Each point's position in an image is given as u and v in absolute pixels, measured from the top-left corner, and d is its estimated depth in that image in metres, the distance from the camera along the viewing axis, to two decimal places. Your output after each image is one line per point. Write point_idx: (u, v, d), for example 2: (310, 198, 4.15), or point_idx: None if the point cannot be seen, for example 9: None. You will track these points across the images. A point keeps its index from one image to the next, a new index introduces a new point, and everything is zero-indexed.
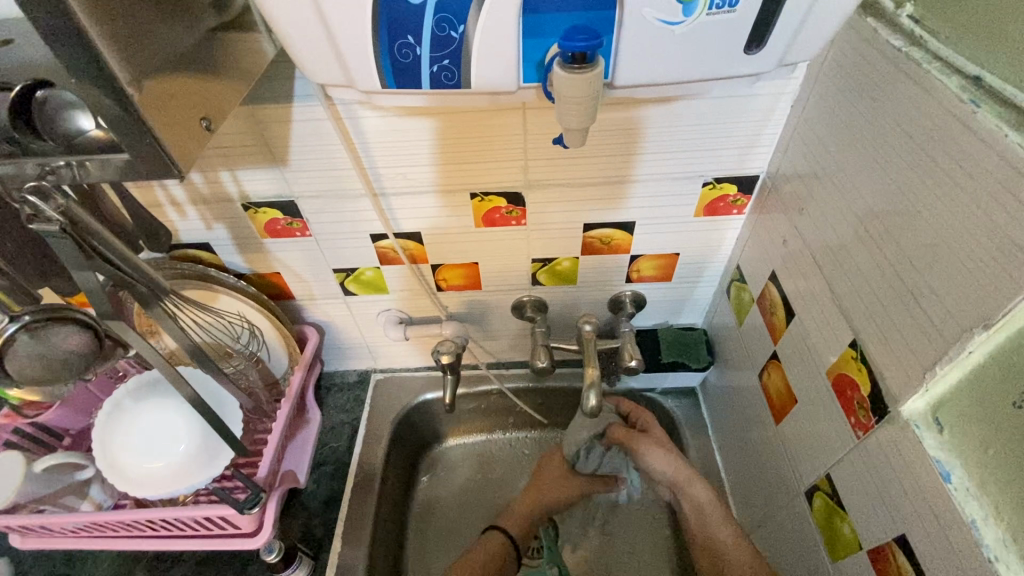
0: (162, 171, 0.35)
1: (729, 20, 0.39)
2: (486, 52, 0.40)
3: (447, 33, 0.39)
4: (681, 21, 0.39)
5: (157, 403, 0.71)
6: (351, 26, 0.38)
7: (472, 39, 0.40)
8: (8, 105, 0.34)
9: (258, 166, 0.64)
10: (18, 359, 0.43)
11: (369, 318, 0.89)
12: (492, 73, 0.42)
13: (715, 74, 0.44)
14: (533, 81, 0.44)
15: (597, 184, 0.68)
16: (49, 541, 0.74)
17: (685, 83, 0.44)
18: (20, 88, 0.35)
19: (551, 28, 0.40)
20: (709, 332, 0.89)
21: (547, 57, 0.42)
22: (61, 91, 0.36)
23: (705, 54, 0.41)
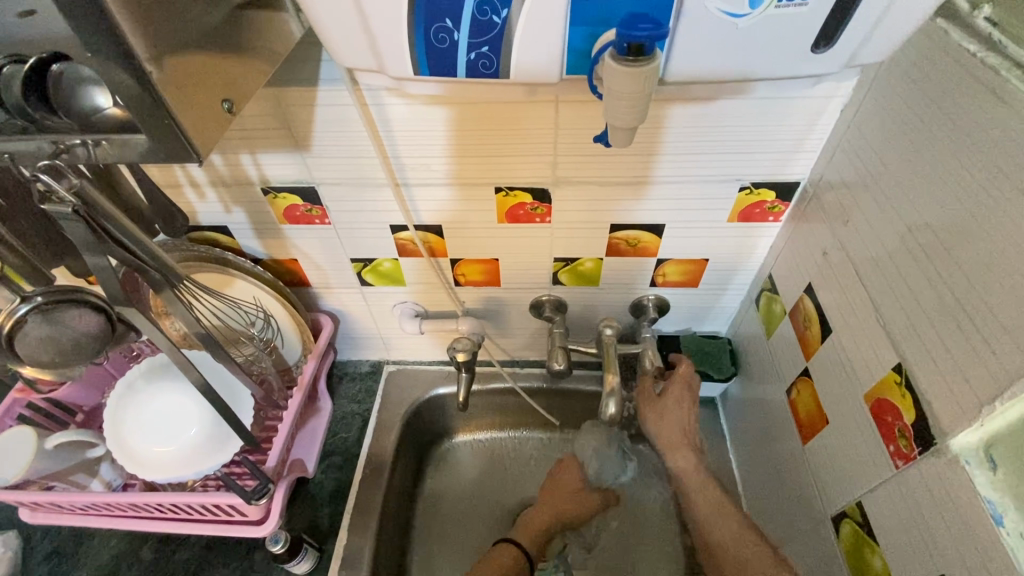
0: (181, 155, 0.33)
1: (798, 13, 0.36)
2: (532, 33, 0.37)
3: (489, 18, 0.37)
4: (745, 14, 0.36)
5: (170, 386, 0.70)
6: (386, 7, 0.36)
7: (515, 25, 0.37)
8: (22, 78, 0.32)
9: (280, 150, 0.63)
10: (27, 340, 0.42)
11: (384, 309, 0.87)
12: (534, 64, 0.39)
13: (772, 71, 0.40)
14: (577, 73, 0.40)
15: (628, 184, 0.65)
16: (58, 517, 0.75)
17: (741, 78, 0.41)
18: (34, 60, 0.33)
19: (601, 16, 0.37)
20: (733, 342, 0.86)
21: (594, 49, 0.39)
22: (78, 65, 0.34)
23: (765, 48, 0.38)
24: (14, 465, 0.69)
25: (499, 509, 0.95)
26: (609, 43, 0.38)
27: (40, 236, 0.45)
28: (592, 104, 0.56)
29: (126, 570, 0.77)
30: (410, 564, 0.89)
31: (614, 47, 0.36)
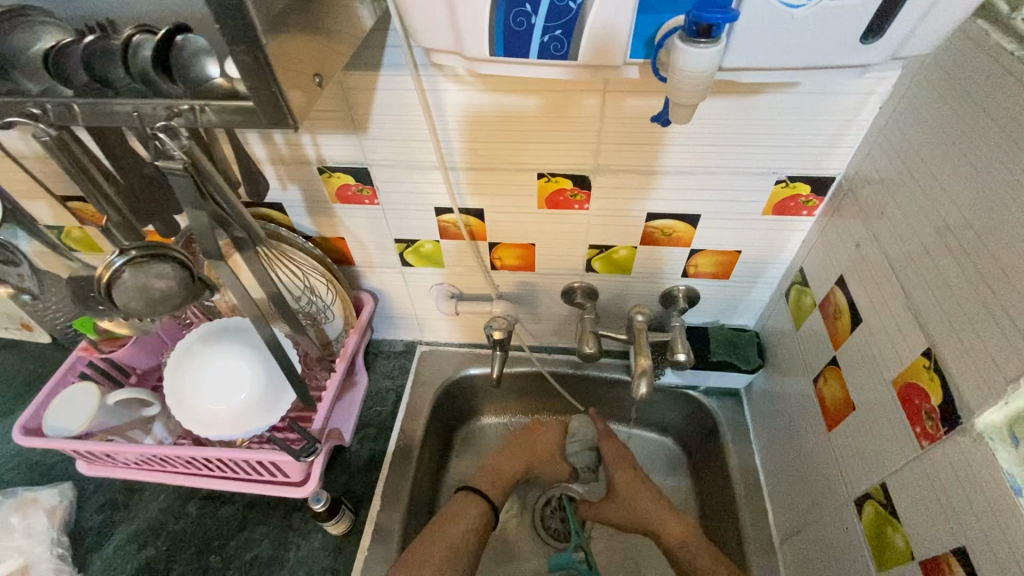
0: (279, 122, 0.37)
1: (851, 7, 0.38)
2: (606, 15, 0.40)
3: (565, 3, 0.40)
4: (802, 5, 0.38)
5: (222, 350, 0.74)
6: None
7: (588, 11, 0.40)
8: (153, 47, 0.37)
9: (338, 132, 0.67)
10: (124, 289, 0.46)
11: (422, 289, 0.91)
12: (600, 50, 0.43)
13: (819, 61, 0.43)
14: (639, 57, 0.44)
15: (667, 173, 0.68)
16: (115, 469, 0.80)
17: (794, 69, 0.44)
18: (165, 31, 0.37)
19: (665, 4, 0.40)
20: (761, 335, 0.88)
21: (658, 35, 0.42)
22: (197, 36, 0.38)
23: (820, 38, 0.41)
24: (78, 417, 0.74)
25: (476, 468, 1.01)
26: (676, 26, 0.41)
27: (141, 188, 0.48)
28: (636, 94, 0.59)
29: (173, 524, 0.82)
30: None
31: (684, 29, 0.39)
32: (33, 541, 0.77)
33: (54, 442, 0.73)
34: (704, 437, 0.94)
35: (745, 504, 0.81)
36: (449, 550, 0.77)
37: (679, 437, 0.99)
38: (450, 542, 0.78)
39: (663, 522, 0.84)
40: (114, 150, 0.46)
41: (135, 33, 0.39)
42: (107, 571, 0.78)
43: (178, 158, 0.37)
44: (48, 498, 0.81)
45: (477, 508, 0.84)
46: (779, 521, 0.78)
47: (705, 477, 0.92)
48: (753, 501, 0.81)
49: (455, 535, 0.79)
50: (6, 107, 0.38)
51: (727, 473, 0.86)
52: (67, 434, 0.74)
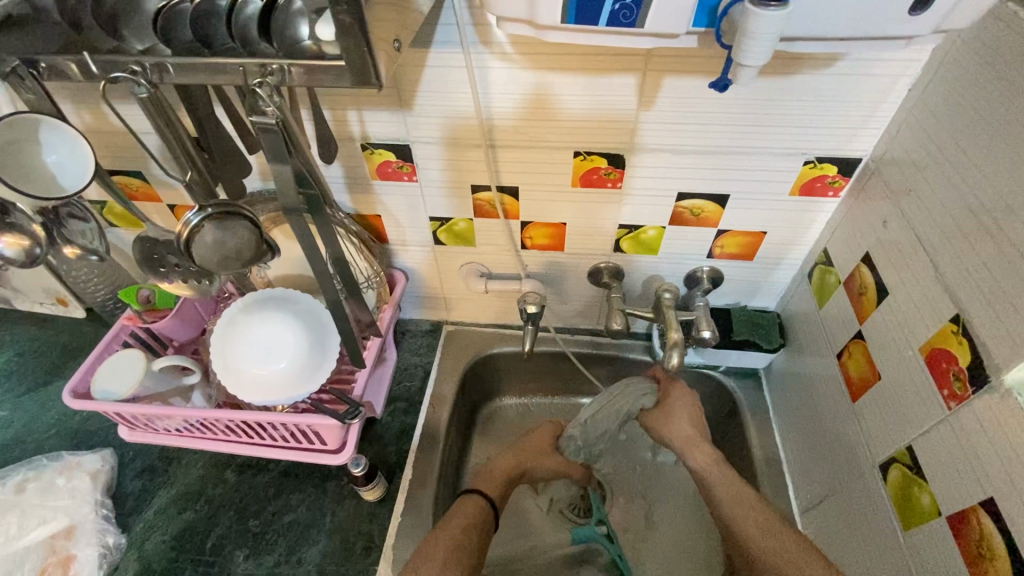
0: (366, 83, 0.39)
1: None
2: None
3: None
4: None
5: (265, 319, 0.77)
6: None
7: None
8: (259, 11, 0.40)
9: (384, 108, 0.69)
10: (201, 245, 0.49)
11: (453, 268, 0.94)
12: (666, 18, 0.43)
13: (873, 34, 0.44)
14: (701, 26, 0.44)
15: (699, 153, 0.70)
16: (155, 435, 0.82)
17: (846, 41, 0.45)
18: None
19: None
20: (782, 316, 0.90)
21: (721, 5, 0.42)
22: (295, 3, 0.41)
23: (877, 11, 0.42)
24: (127, 381, 0.76)
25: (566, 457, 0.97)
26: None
27: (218, 149, 0.52)
28: (676, 74, 0.62)
29: (212, 489, 0.84)
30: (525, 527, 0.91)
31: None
32: (79, 502, 0.80)
33: (103, 405, 0.75)
34: (724, 416, 0.96)
35: (766, 479, 0.84)
36: (452, 542, 0.74)
37: None
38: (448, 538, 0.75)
39: (697, 451, 0.85)
40: (195, 113, 0.49)
41: None
42: (149, 532, 0.81)
43: (271, 115, 0.41)
44: (90, 462, 0.84)
45: (476, 507, 0.82)
46: (800, 494, 0.81)
47: (724, 455, 0.95)
48: (774, 474, 0.84)
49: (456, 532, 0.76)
50: (112, 66, 0.41)
51: (748, 449, 0.88)
52: (115, 398, 0.76)
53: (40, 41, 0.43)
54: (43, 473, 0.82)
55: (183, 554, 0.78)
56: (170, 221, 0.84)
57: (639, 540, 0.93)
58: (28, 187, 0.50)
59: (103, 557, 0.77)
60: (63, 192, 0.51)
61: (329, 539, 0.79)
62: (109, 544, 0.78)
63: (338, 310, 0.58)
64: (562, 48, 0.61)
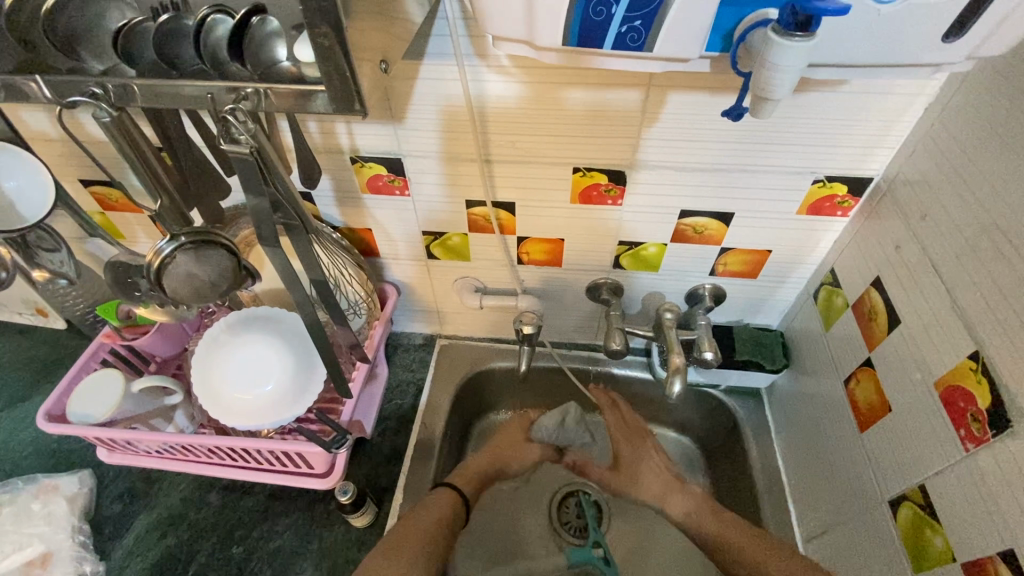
0: (348, 106, 0.36)
1: (938, 5, 0.36)
2: (681, 21, 0.38)
3: None
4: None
5: (250, 339, 0.74)
6: None
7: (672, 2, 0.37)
8: (229, 30, 0.37)
9: (375, 122, 0.66)
10: (174, 275, 0.46)
11: (447, 283, 0.90)
12: (678, 42, 0.39)
13: (900, 61, 0.41)
14: (715, 51, 0.42)
15: (704, 171, 0.67)
16: (134, 458, 0.79)
17: (869, 67, 0.42)
18: (241, 13, 0.37)
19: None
20: (786, 335, 0.88)
21: (737, 29, 0.40)
22: (268, 19, 0.37)
23: (901, 42, 0.39)
24: (104, 404, 0.73)
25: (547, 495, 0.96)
26: (753, 25, 0.39)
27: (193, 172, 0.49)
28: (681, 89, 0.59)
29: (194, 513, 0.82)
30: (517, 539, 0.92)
31: (779, 20, 0.37)
32: (55, 528, 0.77)
33: (78, 429, 0.72)
34: (724, 435, 0.94)
35: (767, 503, 0.82)
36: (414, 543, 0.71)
37: (697, 436, 0.99)
38: (418, 538, 0.72)
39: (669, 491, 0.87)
40: (167, 133, 0.46)
41: (210, 12, 0.38)
42: (128, 559, 0.78)
43: (245, 144, 0.38)
44: (68, 485, 0.81)
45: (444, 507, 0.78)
46: (803, 521, 0.78)
47: (724, 475, 0.92)
48: (775, 498, 0.82)
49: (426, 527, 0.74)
50: (71, 88, 0.38)
51: (749, 471, 0.86)
52: (91, 422, 0.73)
53: None
54: (19, 497, 0.80)
55: None
56: (150, 233, 0.80)
57: (638, 564, 0.91)
58: None
59: None
60: (21, 220, 0.48)
61: (315, 567, 0.76)
62: (86, 573, 0.75)
63: (321, 338, 0.55)
64: (562, 63, 0.58)
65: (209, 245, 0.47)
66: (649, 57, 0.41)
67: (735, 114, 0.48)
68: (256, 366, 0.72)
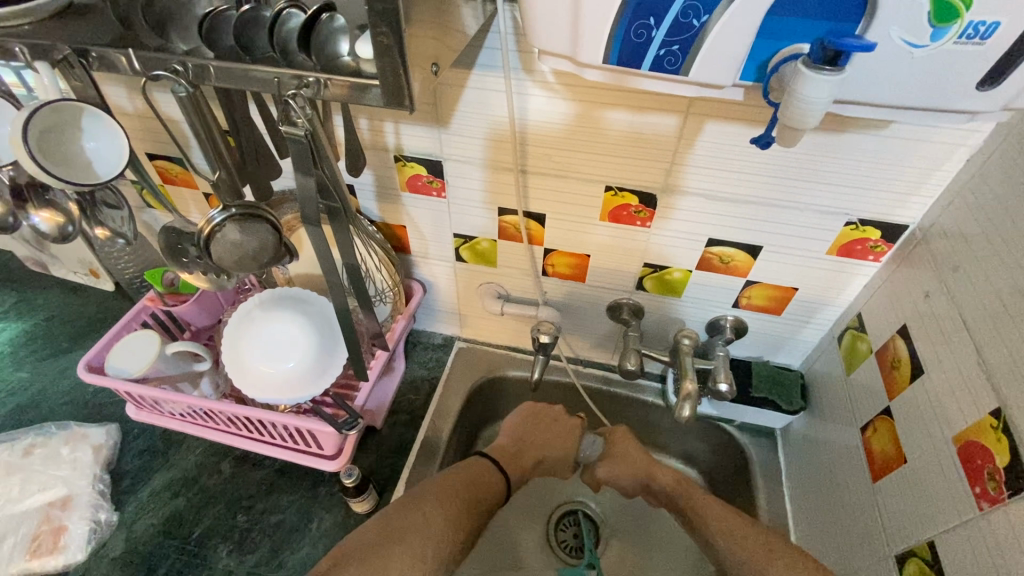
0: (398, 103, 0.39)
1: (976, 52, 0.37)
2: (717, 50, 0.40)
3: (689, 20, 0.38)
4: (925, 45, 0.37)
5: (279, 317, 0.77)
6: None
7: (711, 31, 0.38)
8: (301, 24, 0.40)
9: (422, 124, 0.69)
10: (220, 242, 0.50)
11: (471, 287, 0.93)
12: (714, 67, 0.41)
13: (933, 107, 0.41)
14: (749, 81, 0.43)
15: (735, 202, 0.68)
16: (159, 418, 0.84)
17: (902, 108, 0.43)
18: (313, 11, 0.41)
19: (787, 31, 0.39)
20: (806, 377, 0.87)
21: (774, 59, 0.41)
22: (337, 20, 0.41)
23: (935, 86, 0.39)
24: (139, 361, 0.77)
25: (547, 509, 0.98)
26: (789, 57, 0.40)
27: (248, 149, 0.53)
28: (719, 119, 0.60)
29: (206, 478, 0.85)
30: (514, 552, 0.93)
31: (809, 55, 0.38)
32: (79, 473, 0.82)
33: (112, 381, 0.76)
34: (733, 473, 0.92)
35: None
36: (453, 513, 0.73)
37: (707, 471, 0.97)
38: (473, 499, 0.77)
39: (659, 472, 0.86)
40: (233, 111, 0.50)
41: (286, 7, 0.42)
42: (139, 514, 0.81)
43: (300, 126, 0.41)
44: (96, 436, 0.86)
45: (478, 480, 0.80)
46: None
47: None
48: None
49: (462, 500, 0.75)
50: (155, 64, 0.42)
51: (755, 512, 0.84)
52: (125, 377, 0.77)
53: (92, 34, 0.44)
54: (51, 440, 0.85)
55: (169, 540, 0.79)
56: (201, 209, 0.85)
57: None
58: (62, 163, 0.51)
59: (93, 532, 0.78)
60: (97, 178, 0.53)
61: (312, 546, 0.78)
62: (101, 521, 0.80)
63: (346, 320, 0.57)
64: (604, 83, 0.60)
65: (256, 222, 0.51)
66: (684, 81, 0.43)
67: (762, 142, 0.49)
68: (281, 343, 0.75)
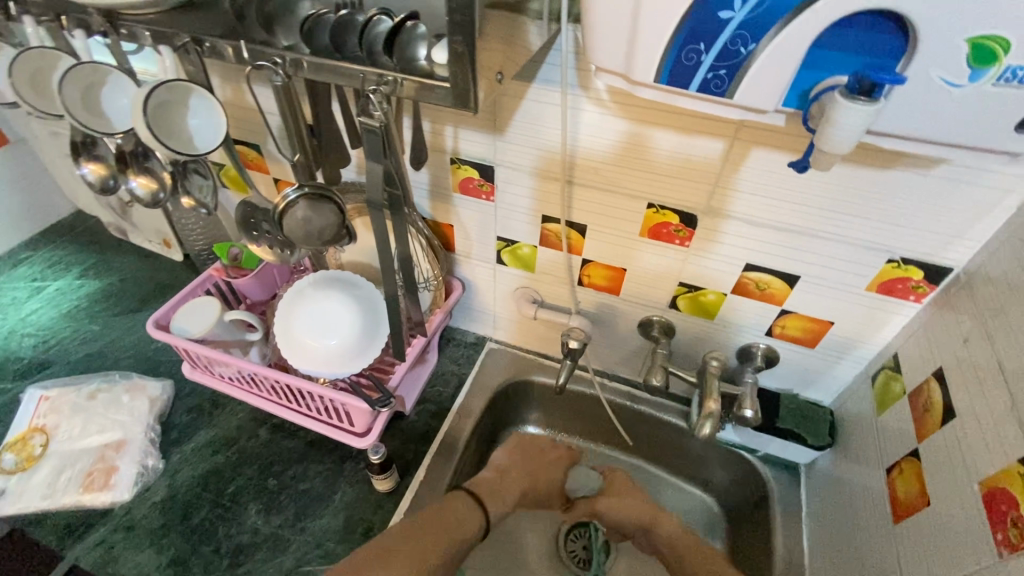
0: (464, 104, 0.43)
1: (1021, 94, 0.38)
2: (763, 77, 0.42)
3: (737, 48, 0.41)
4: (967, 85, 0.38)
5: (327, 296, 0.82)
6: (655, 22, 0.41)
7: (757, 59, 0.41)
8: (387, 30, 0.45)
9: (479, 130, 0.74)
10: (291, 218, 0.56)
11: (508, 290, 0.96)
12: (758, 93, 0.43)
13: (977, 146, 0.42)
14: (791, 107, 0.45)
15: (775, 229, 0.69)
16: (210, 379, 0.91)
17: (946, 145, 0.44)
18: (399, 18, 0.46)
19: (832, 63, 0.41)
20: (836, 414, 0.85)
21: (815, 89, 0.43)
22: (418, 27, 0.46)
23: (979, 125, 0.41)
24: (200, 323, 0.84)
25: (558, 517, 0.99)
26: (831, 87, 0.42)
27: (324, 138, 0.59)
28: (764, 147, 0.62)
29: (244, 440, 0.91)
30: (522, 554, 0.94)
31: (846, 86, 0.40)
32: (134, 420, 0.90)
33: (175, 339, 0.84)
34: (751, 505, 0.91)
35: None
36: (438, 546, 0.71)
37: (723, 499, 0.97)
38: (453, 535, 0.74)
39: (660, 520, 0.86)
40: (316, 102, 0.56)
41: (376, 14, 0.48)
42: (182, 465, 0.88)
43: (376, 118, 0.47)
44: (153, 389, 0.94)
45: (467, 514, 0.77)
46: None
47: (743, 544, 0.89)
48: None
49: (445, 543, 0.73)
50: (258, 55, 0.48)
51: (770, 545, 0.83)
52: (186, 336, 0.84)
53: (208, 26, 0.51)
54: (114, 387, 0.94)
55: (206, 492, 0.85)
56: (270, 192, 0.93)
57: None
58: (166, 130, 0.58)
59: (140, 475, 0.85)
60: (195, 150, 0.59)
61: (333, 516, 0.83)
62: (148, 465, 0.87)
63: (393, 300, 0.62)
64: (655, 104, 0.63)
65: (325, 203, 0.56)
66: (730, 104, 0.45)
67: (801, 167, 0.52)
68: (326, 321, 0.80)
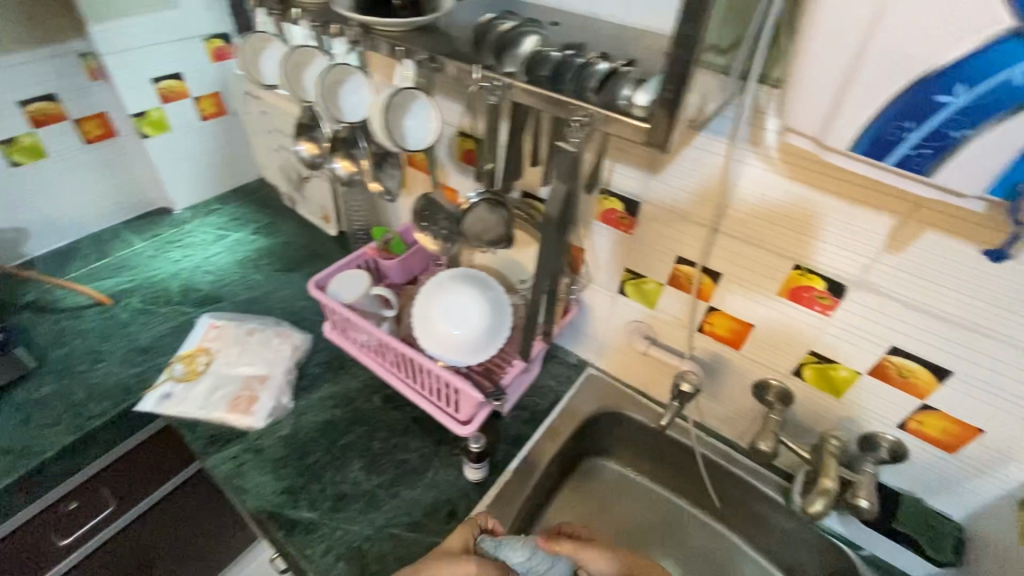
0: (658, 143, 0.48)
1: None
2: (969, 162, 0.42)
3: (948, 131, 0.42)
4: None
5: (460, 291, 0.90)
6: (866, 96, 0.43)
7: (969, 145, 0.41)
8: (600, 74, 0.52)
9: (636, 167, 0.79)
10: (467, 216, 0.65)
11: (623, 321, 0.99)
12: (959, 178, 0.44)
13: None
14: (999, 197, 0.44)
15: (934, 317, 0.66)
16: (345, 341, 1.03)
17: None
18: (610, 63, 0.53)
19: None
20: (966, 533, 0.77)
21: None
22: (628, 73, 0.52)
23: None
24: (352, 290, 0.98)
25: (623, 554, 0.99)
26: None
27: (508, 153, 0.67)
28: (941, 231, 0.60)
29: (359, 402, 1.02)
30: None
31: None
32: (279, 361, 1.05)
33: (329, 300, 0.98)
34: None
35: None
36: None
37: None
38: None
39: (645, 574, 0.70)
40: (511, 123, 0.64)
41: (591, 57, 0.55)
42: (307, 410, 1.01)
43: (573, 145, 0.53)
44: (297, 339, 1.09)
45: None
46: None
47: None
48: None
49: None
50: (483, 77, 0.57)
51: None
52: (338, 299, 0.98)
53: (444, 48, 0.61)
54: (268, 330, 1.10)
55: (322, 438, 0.97)
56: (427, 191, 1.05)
57: None
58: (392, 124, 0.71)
59: (274, 409, 0.99)
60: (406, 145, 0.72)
61: (423, 490, 0.90)
62: (282, 402, 1.00)
63: None
64: (827, 168, 0.64)
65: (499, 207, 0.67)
66: (927, 182, 0.45)
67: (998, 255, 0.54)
68: (455, 313, 0.88)
